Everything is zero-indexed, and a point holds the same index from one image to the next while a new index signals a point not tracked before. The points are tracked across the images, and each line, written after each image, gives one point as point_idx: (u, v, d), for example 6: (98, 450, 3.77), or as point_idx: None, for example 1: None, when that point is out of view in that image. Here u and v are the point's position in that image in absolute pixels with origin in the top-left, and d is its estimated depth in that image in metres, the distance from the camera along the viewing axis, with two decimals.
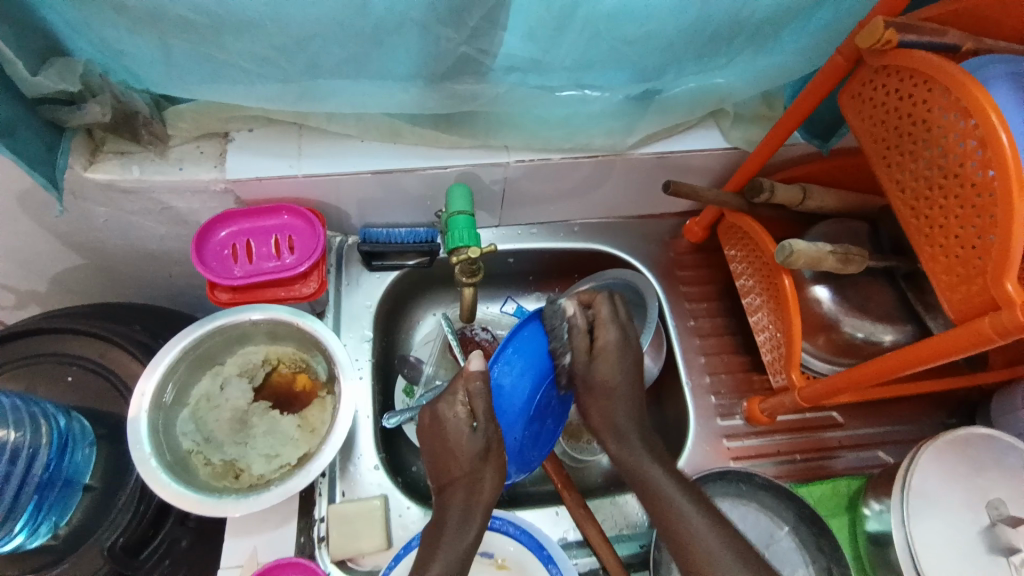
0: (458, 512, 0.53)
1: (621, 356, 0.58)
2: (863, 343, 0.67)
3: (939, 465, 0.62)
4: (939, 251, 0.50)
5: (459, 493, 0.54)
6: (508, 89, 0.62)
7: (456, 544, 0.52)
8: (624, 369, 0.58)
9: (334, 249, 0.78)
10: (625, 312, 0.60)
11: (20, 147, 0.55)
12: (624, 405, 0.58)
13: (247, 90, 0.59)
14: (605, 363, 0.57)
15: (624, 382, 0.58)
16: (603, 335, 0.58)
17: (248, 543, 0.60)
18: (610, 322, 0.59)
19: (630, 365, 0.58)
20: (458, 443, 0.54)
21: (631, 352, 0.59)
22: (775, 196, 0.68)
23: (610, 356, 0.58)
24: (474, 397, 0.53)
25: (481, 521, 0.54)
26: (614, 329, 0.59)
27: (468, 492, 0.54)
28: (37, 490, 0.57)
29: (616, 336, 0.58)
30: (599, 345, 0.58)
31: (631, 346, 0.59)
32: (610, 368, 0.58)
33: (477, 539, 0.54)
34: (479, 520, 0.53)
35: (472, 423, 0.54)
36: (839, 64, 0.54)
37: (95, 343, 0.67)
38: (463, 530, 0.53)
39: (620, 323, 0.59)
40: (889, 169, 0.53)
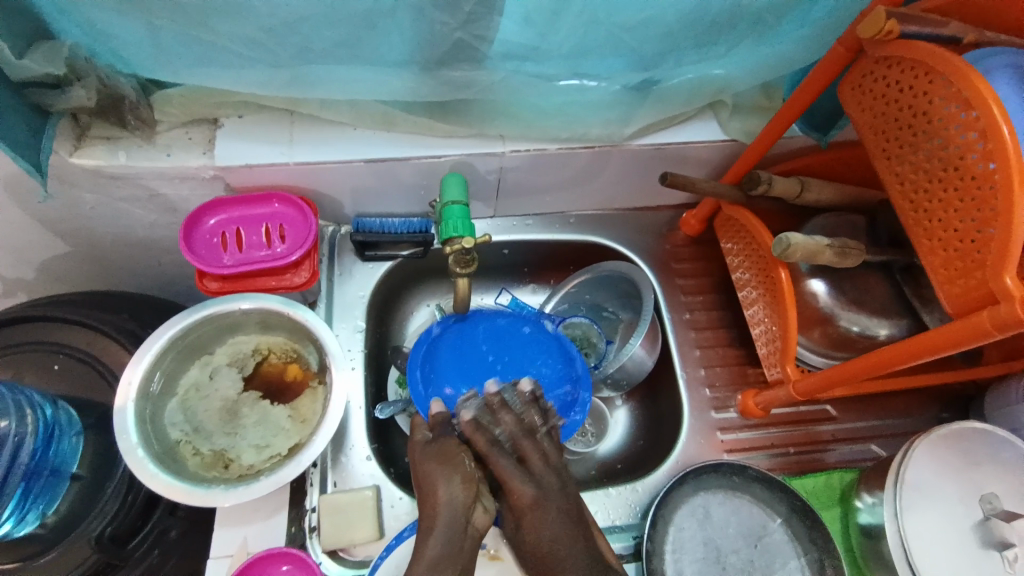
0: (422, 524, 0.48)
1: (551, 513, 0.49)
2: (858, 337, 0.67)
3: (931, 458, 0.62)
4: (937, 244, 0.49)
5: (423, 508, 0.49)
6: (504, 76, 0.61)
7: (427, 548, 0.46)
8: (555, 524, 0.49)
9: (326, 239, 0.77)
10: (546, 443, 0.56)
11: (6, 129, 0.53)
12: (571, 565, 0.47)
13: (236, 74, 0.58)
14: (540, 520, 0.49)
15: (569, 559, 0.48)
16: (517, 492, 0.50)
17: (238, 534, 0.60)
18: (520, 475, 0.51)
19: (563, 518, 0.49)
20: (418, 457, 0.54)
21: (560, 511, 0.50)
22: (773, 188, 0.68)
23: (529, 510, 0.50)
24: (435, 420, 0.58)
25: (449, 529, 0.47)
26: (522, 477, 0.51)
27: (428, 510, 0.48)
28: (23, 478, 0.55)
29: (531, 486, 0.51)
30: (518, 503, 0.50)
31: (551, 495, 0.50)
32: (539, 528, 0.49)
33: (445, 550, 0.46)
34: (442, 523, 0.47)
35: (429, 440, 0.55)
36: (841, 53, 0.53)
37: (82, 332, 0.66)
38: (432, 543, 0.46)
39: (535, 473, 0.52)
40: (888, 162, 0.53)
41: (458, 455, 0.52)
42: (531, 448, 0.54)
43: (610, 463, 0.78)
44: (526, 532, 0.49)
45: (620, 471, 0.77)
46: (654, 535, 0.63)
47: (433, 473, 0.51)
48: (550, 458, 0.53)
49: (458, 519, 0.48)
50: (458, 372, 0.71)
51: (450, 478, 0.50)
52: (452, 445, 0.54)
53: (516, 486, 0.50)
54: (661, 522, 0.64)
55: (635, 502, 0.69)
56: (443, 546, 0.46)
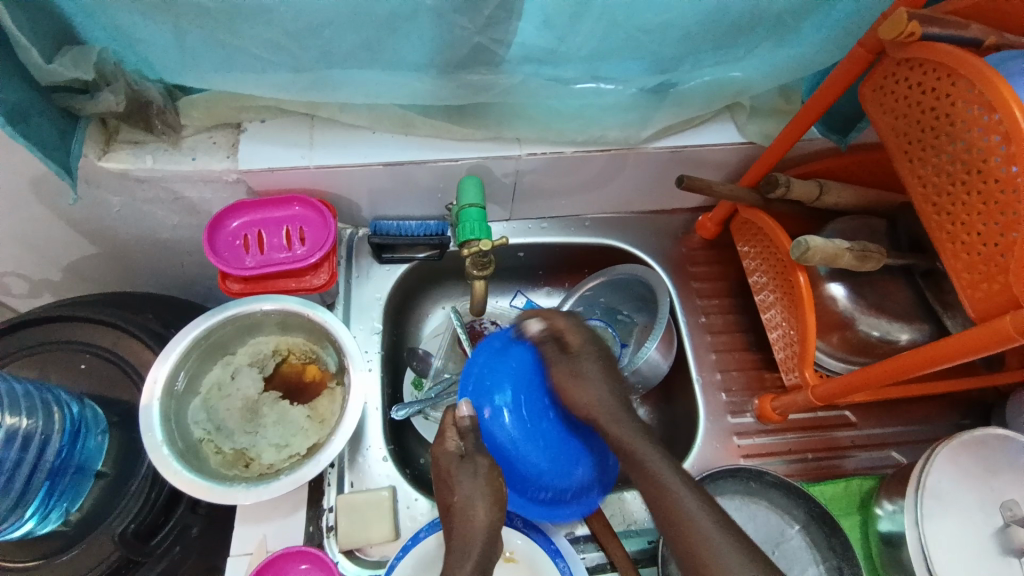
0: (457, 547, 0.53)
1: (596, 355, 0.60)
2: (879, 341, 0.66)
3: (953, 466, 0.61)
4: (960, 248, 0.48)
5: (458, 528, 0.53)
6: (521, 79, 0.62)
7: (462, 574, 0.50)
8: (600, 383, 0.58)
9: (344, 241, 0.78)
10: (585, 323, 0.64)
11: (35, 133, 0.54)
12: (605, 389, 0.58)
13: (260, 79, 0.59)
14: (585, 361, 0.59)
15: (615, 384, 0.59)
16: (572, 337, 0.61)
17: (257, 532, 0.60)
18: (575, 327, 0.62)
19: (606, 362, 0.60)
20: (449, 475, 0.56)
21: (600, 349, 0.61)
22: (792, 190, 0.67)
23: (586, 361, 0.59)
24: (464, 433, 0.58)
25: (483, 556, 0.52)
26: (580, 330, 0.62)
27: (465, 534, 0.53)
28: (49, 475, 0.57)
29: (587, 337, 0.61)
30: (574, 347, 0.60)
31: (598, 347, 0.61)
32: (594, 380, 0.58)
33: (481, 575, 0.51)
34: (480, 547, 0.52)
35: (462, 455, 0.57)
36: (862, 54, 0.53)
37: (110, 331, 0.68)
38: (472, 561, 0.51)
39: (583, 326, 0.62)
40: (911, 164, 0.52)
41: (493, 479, 0.56)
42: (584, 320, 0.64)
43: None
44: (579, 373, 0.58)
45: None
46: None
47: (474, 496, 0.54)
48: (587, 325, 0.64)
49: (492, 543, 0.53)
50: (514, 385, 0.62)
51: (490, 503, 0.54)
52: (484, 468, 0.56)
53: (575, 333, 0.61)
54: None
55: None
56: (479, 567, 0.52)
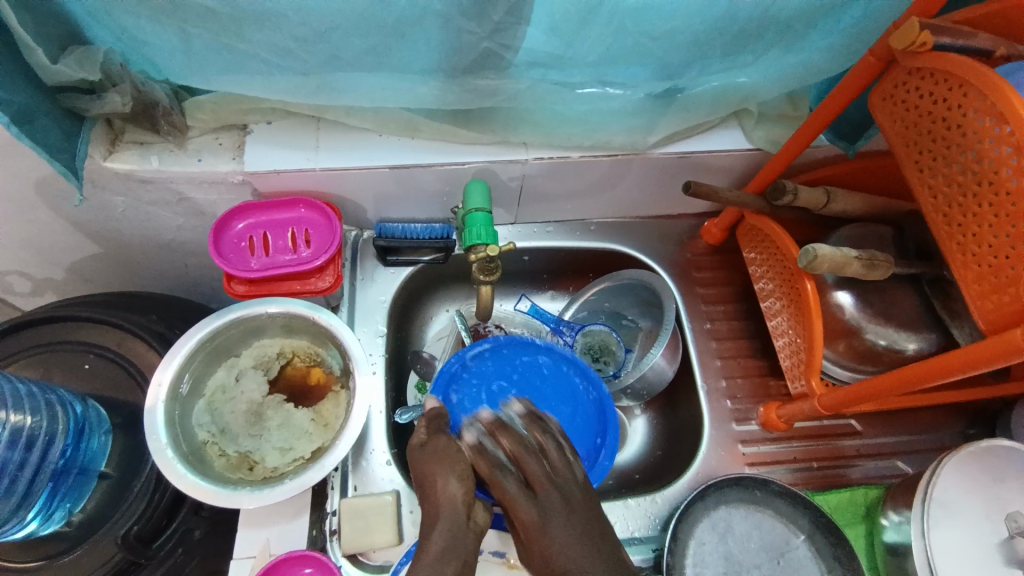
0: (426, 523, 0.47)
1: (556, 526, 0.47)
2: (885, 350, 0.66)
3: (959, 477, 0.61)
4: (971, 259, 0.48)
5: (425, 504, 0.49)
6: (528, 85, 0.61)
7: (429, 543, 0.45)
8: (560, 538, 0.46)
9: (349, 244, 0.78)
10: (554, 454, 0.54)
11: (41, 135, 0.55)
12: (563, 541, 0.46)
13: (266, 82, 0.59)
14: (546, 525, 0.47)
15: (584, 562, 0.45)
16: (521, 517, 0.48)
17: (261, 535, 0.60)
18: (524, 495, 0.49)
19: (576, 532, 0.47)
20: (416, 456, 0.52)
21: (564, 508, 0.49)
22: (799, 198, 0.67)
23: (539, 512, 0.48)
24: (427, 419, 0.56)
25: (453, 523, 0.46)
26: (533, 492, 0.50)
27: (434, 508, 0.48)
28: (51, 477, 0.57)
29: (538, 506, 0.49)
30: (522, 531, 0.48)
31: (555, 512, 0.48)
32: (548, 541, 0.46)
33: (451, 548, 0.45)
34: (445, 516, 0.47)
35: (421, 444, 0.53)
36: (870, 63, 0.53)
37: (114, 332, 0.68)
38: (438, 535, 0.45)
39: (542, 489, 0.50)
40: (921, 174, 0.52)
41: (453, 453, 0.52)
42: (550, 464, 0.52)
43: (628, 472, 0.78)
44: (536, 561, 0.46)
45: (638, 481, 0.77)
46: (675, 548, 0.62)
47: (433, 468, 0.50)
48: (558, 475, 0.52)
49: (462, 512, 0.47)
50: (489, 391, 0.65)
51: (454, 472, 0.50)
52: (445, 445, 0.52)
53: (521, 512, 0.48)
54: (681, 535, 0.64)
55: (655, 514, 0.68)
56: (449, 541, 0.45)
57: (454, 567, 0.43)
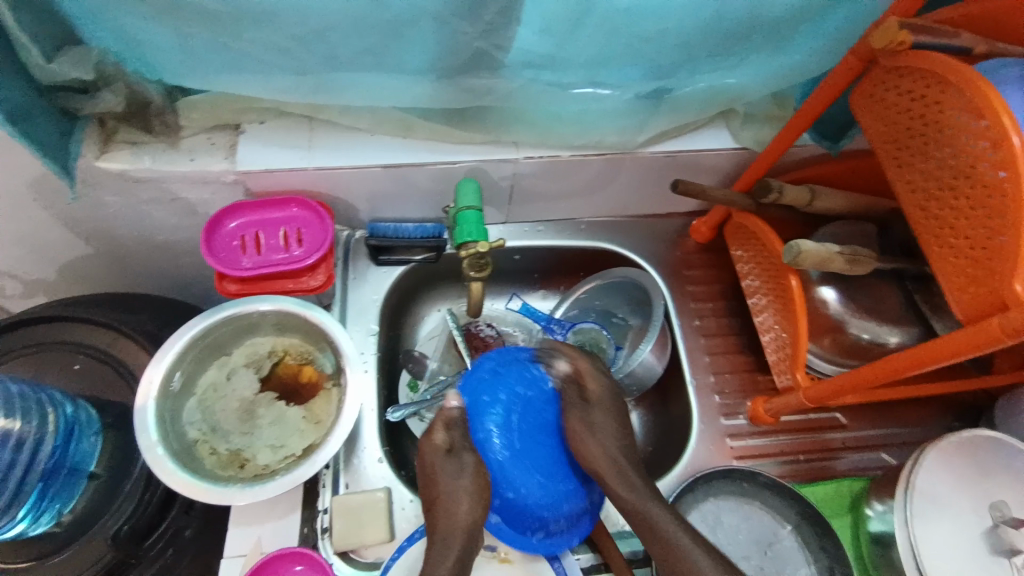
0: (442, 538, 0.53)
1: (609, 422, 0.60)
2: (869, 344, 0.67)
3: (943, 466, 0.62)
4: (950, 252, 0.49)
5: (442, 520, 0.54)
6: (520, 85, 0.62)
7: (450, 561, 0.51)
8: (609, 429, 0.59)
9: (342, 243, 0.78)
10: (604, 362, 0.66)
11: (34, 132, 0.55)
12: (611, 439, 0.59)
13: (261, 81, 0.59)
14: (599, 413, 0.60)
15: (616, 440, 0.59)
16: (593, 389, 0.62)
17: (252, 533, 0.60)
18: (597, 373, 0.63)
19: (620, 429, 0.60)
20: (435, 467, 0.56)
21: (615, 411, 0.61)
22: (784, 196, 0.68)
23: (604, 408, 0.61)
24: (451, 426, 0.59)
25: (466, 546, 0.53)
26: (594, 406, 0.61)
27: (449, 525, 0.53)
28: (42, 477, 0.56)
29: (606, 387, 0.63)
30: (593, 396, 0.61)
31: (616, 408, 0.61)
32: (604, 430, 0.59)
33: (466, 558, 0.52)
34: (461, 540, 0.53)
35: (447, 451, 0.57)
36: (852, 63, 0.54)
37: (103, 333, 0.68)
38: (453, 552, 0.52)
39: (605, 382, 0.63)
40: (902, 171, 0.53)
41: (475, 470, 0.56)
42: (592, 386, 0.62)
43: None
44: (586, 446, 0.58)
45: None
46: None
47: (457, 492, 0.55)
48: (606, 383, 0.63)
49: (473, 537, 0.53)
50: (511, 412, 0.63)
51: (474, 498, 0.55)
52: (470, 464, 0.57)
53: (594, 384, 0.62)
54: None
55: None
56: (459, 553, 0.52)
57: None
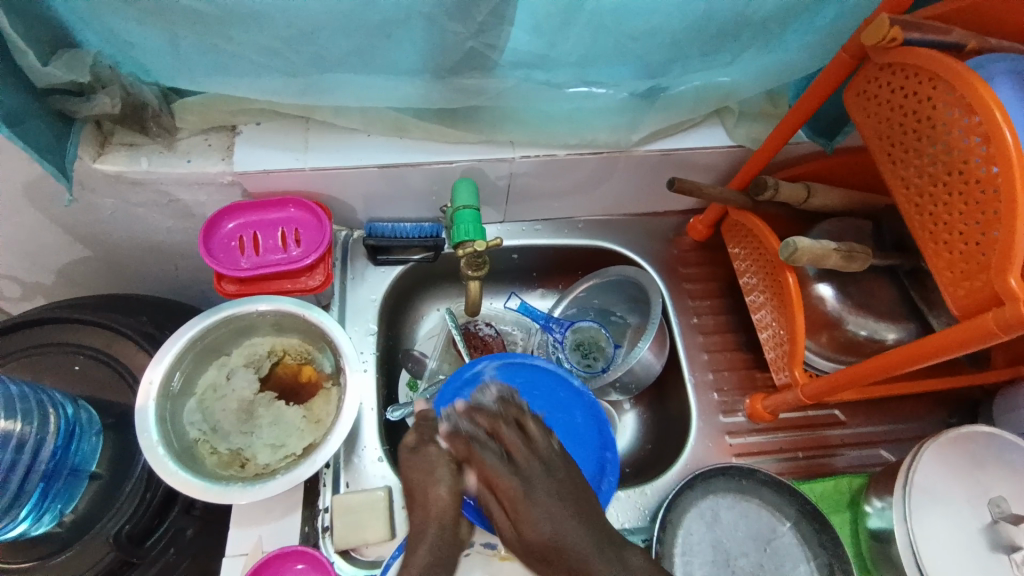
0: (417, 525, 0.51)
1: (546, 505, 0.47)
2: (865, 340, 0.67)
3: (940, 462, 0.62)
4: (943, 247, 0.50)
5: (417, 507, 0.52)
6: (513, 84, 0.63)
7: (420, 561, 0.48)
8: (551, 520, 0.46)
9: (339, 243, 0.78)
10: (508, 433, 0.52)
11: (31, 135, 0.55)
12: (570, 527, 0.46)
13: (254, 82, 0.59)
14: (524, 500, 0.48)
15: (570, 531, 0.46)
16: (505, 487, 0.48)
17: (253, 533, 0.60)
18: (507, 470, 0.49)
19: (560, 502, 0.48)
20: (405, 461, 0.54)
21: (547, 489, 0.48)
22: (780, 193, 0.68)
23: (527, 495, 0.48)
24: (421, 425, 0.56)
25: (441, 537, 0.50)
26: (511, 474, 0.49)
27: (425, 510, 0.51)
28: (43, 477, 0.57)
29: (518, 476, 0.49)
30: (509, 501, 0.48)
31: (537, 483, 0.49)
32: (541, 529, 0.46)
33: (443, 553, 0.49)
34: (433, 529, 0.50)
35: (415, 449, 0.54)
36: (845, 60, 0.55)
37: (103, 334, 0.68)
38: (422, 550, 0.49)
39: (516, 461, 0.50)
40: (894, 167, 0.54)
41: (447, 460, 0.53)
42: (512, 441, 0.51)
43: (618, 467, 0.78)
44: (535, 554, 0.46)
45: (628, 475, 0.77)
46: (664, 538, 0.63)
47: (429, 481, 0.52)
48: (533, 447, 0.52)
49: (448, 522, 0.51)
50: None
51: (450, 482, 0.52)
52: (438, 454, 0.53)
53: (502, 481, 0.48)
54: (669, 526, 0.65)
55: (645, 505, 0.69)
56: (434, 552, 0.49)
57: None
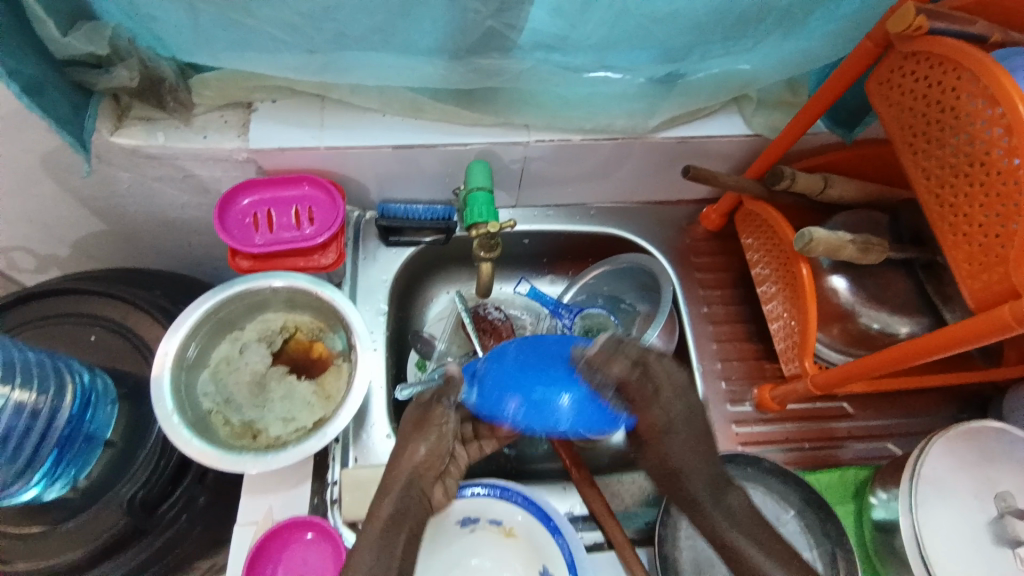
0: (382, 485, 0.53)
1: (682, 432, 0.53)
2: (878, 334, 0.67)
3: (948, 455, 0.62)
4: (961, 239, 0.49)
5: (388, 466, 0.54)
6: (530, 65, 0.62)
7: (382, 514, 0.50)
8: (682, 451, 0.52)
9: (352, 223, 0.79)
10: (659, 364, 0.55)
11: (51, 106, 0.55)
12: (692, 457, 0.52)
13: (272, 59, 0.59)
14: (662, 424, 0.53)
15: (695, 460, 0.52)
16: (652, 416, 0.53)
17: (264, 502, 0.62)
18: (653, 400, 0.53)
19: (692, 434, 0.53)
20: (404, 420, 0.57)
21: (684, 422, 0.53)
22: (796, 183, 0.68)
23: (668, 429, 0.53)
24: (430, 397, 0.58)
25: (405, 494, 0.52)
26: (661, 403, 0.53)
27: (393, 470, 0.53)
28: (57, 444, 0.58)
29: (667, 408, 0.53)
30: (649, 427, 0.53)
31: (678, 417, 0.53)
32: (681, 453, 0.52)
33: (400, 509, 0.51)
34: (400, 486, 0.52)
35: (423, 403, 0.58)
36: (869, 49, 0.54)
37: (118, 306, 0.69)
38: (388, 503, 0.51)
39: (664, 391, 0.54)
40: (914, 157, 0.53)
41: (437, 427, 0.55)
42: (660, 372, 0.54)
43: None
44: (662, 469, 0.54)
45: None
46: (667, 522, 0.64)
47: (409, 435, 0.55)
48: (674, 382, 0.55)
49: (415, 483, 0.52)
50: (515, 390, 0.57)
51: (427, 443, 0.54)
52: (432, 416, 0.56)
53: (649, 413, 0.53)
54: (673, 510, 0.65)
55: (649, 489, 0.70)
56: (397, 505, 0.51)
57: (396, 535, 0.49)
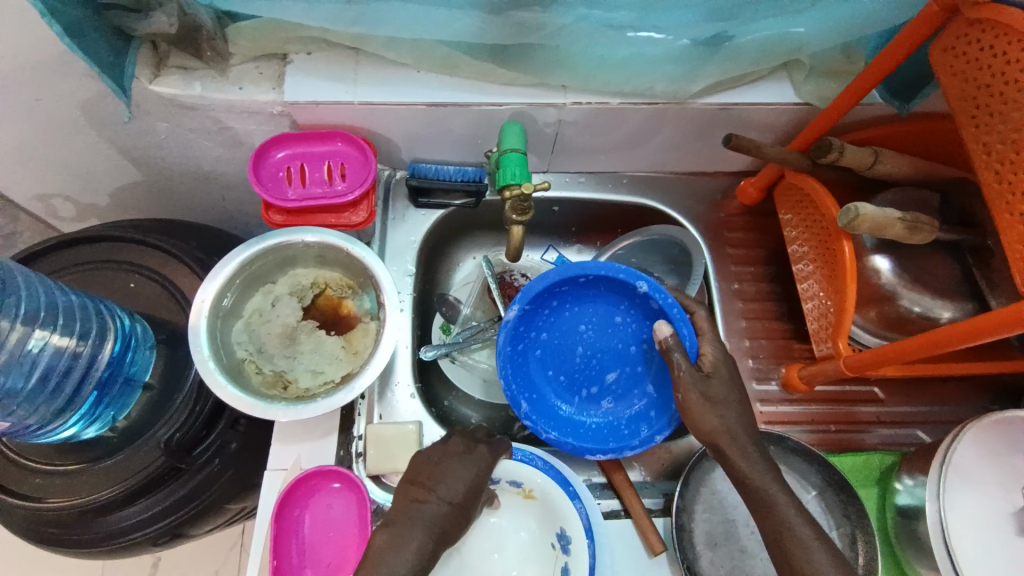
0: (399, 528, 0.52)
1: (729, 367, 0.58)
2: (918, 317, 0.64)
3: (980, 445, 0.61)
4: (1018, 220, 0.47)
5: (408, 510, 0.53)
6: (571, 21, 0.60)
7: (411, 549, 0.50)
8: (728, 388, 0.57)
9: (382, 182, 0.78)
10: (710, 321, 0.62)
11: (91, 48, 0.56)
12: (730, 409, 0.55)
13: (307, 8, 0.58)
14: (716, 367, 0.58)
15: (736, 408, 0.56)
16: (706, 351, 0.59)
17: (293, 451, 0.64)
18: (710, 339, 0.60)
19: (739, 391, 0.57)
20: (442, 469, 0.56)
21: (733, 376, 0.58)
22: (844, 157, 0.64)
23: (718, 371, 0.58)
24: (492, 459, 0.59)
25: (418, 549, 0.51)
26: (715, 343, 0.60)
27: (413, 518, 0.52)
28: (97, 386, 0.61)
29: (719, 352, 0.59)
30: (709, 361, 0.58)
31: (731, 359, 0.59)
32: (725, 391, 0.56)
33: (418, 557, 0.50)
34: (420, 538, 0.51)
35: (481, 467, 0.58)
36: (933, 13, 0.49)
37: (155, 255, 0.70)
38: (403, 552, 0.50)
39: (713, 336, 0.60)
40: (977, 130, 0.50)
41: (473, 497, 0.56)
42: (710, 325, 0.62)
43: None
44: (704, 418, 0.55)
45: None
46: (686, 493, 0.64)
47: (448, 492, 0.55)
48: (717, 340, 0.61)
49: (432, 540, 0.52)
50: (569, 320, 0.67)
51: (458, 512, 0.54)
52: (472, 480, 0.56)
53: (707, 349, 0.59)
54: (692, 483, 0.65)
55: (668, 462, 0.71)
56: (410, 559, 0.50)
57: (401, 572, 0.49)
